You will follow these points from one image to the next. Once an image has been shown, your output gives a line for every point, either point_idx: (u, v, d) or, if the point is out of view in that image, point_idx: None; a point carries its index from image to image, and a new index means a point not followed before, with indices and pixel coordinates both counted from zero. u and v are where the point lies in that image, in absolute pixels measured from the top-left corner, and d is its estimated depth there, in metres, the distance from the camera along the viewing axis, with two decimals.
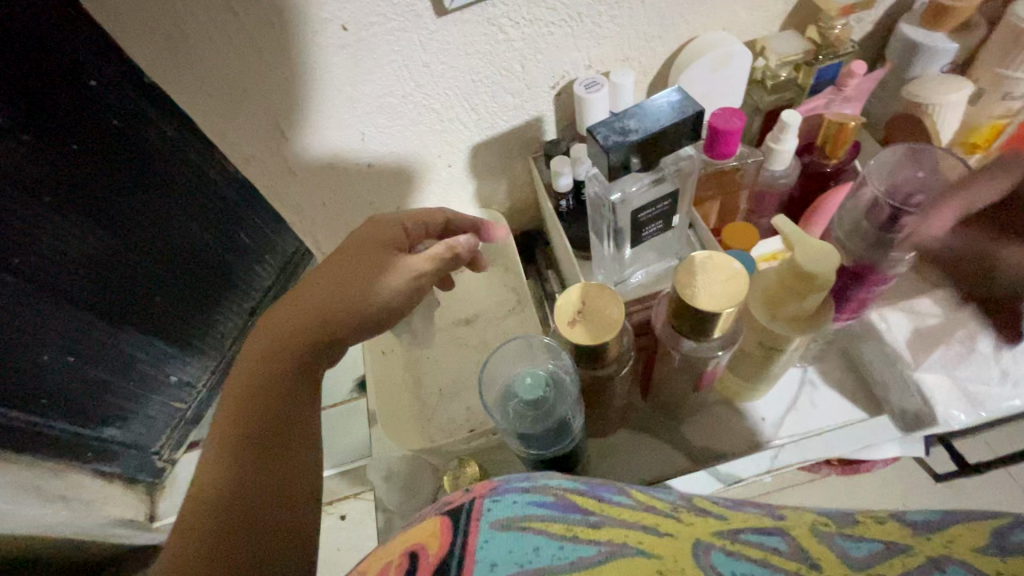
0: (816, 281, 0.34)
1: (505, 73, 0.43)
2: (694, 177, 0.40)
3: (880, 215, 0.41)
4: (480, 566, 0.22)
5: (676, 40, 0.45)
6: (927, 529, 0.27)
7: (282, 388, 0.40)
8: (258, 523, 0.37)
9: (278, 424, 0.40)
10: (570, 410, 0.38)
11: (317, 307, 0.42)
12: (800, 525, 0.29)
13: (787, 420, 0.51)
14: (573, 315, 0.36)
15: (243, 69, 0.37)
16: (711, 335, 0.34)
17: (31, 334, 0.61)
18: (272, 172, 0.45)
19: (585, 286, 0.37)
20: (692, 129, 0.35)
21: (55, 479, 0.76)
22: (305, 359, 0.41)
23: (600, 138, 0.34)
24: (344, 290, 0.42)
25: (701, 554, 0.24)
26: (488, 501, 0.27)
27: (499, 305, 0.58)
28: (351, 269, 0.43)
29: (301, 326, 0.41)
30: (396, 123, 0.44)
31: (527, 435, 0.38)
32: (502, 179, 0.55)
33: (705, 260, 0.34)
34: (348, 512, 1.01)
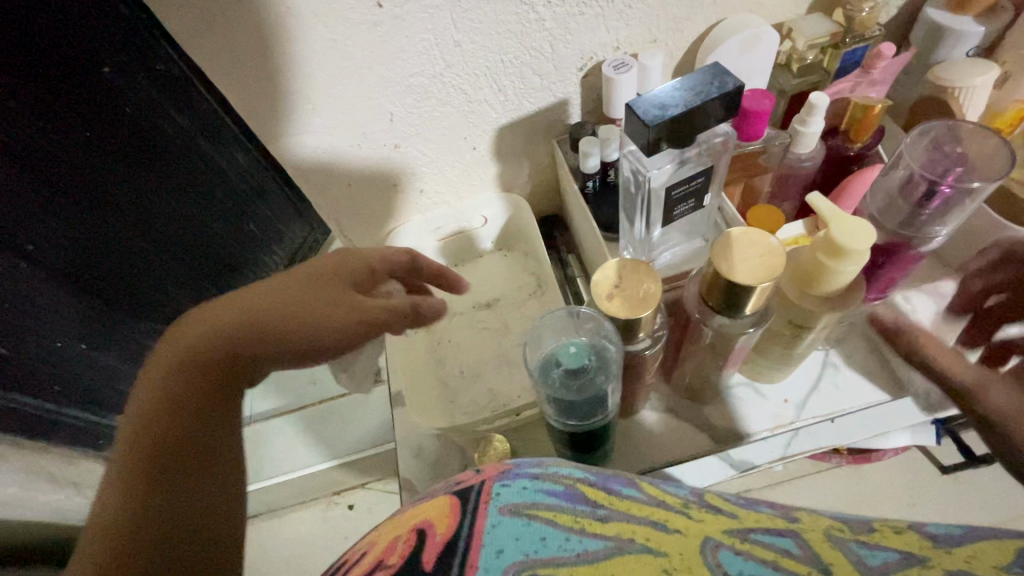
0: (852, 257, 0.36)
1: (534, 53, 0.44)
2: (728, 155, 0.40)
3: (916, 193, 0.42)
4: (486, 553, 0.23)
5: (703, 22, 0.45)
6: (945, 539, 0.27)
7: (215, 393, 0.40)
8: (182, 496, 0.38)
9: (202, 430, 0.39)
10: (613, 380, 0.38)
11: (263, 323, 0.41)
12: (814, 530, 0.29)
13: (810, 402, 0.51)
14: (610, 289, 0.37)
15: (280, 43, 0.39)
16: (744, 310, 0.35)
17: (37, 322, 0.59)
18: (301, 149, 0.46)
19: (622, 262, 0.38)
20: (731, 103, 0.35)
21: (66, 467, 0.73)
22: (249, 355, 0.42)
23: (641, 113, 0.34)
24: (296, 312, 0.42)
25: (709, 553, 0.24)
26: (498, 485, 0.27)
27: (519, 290, 0.59)
28: (299, 289, 0.43)
29: (233, 336, 0.41)
30: (424, 104, 0.46)
31: (569, 403, 0.38)
32: (525, 162, 0.55)
33: (741, 235, 0.35)
34: (355, 502, 1.03)
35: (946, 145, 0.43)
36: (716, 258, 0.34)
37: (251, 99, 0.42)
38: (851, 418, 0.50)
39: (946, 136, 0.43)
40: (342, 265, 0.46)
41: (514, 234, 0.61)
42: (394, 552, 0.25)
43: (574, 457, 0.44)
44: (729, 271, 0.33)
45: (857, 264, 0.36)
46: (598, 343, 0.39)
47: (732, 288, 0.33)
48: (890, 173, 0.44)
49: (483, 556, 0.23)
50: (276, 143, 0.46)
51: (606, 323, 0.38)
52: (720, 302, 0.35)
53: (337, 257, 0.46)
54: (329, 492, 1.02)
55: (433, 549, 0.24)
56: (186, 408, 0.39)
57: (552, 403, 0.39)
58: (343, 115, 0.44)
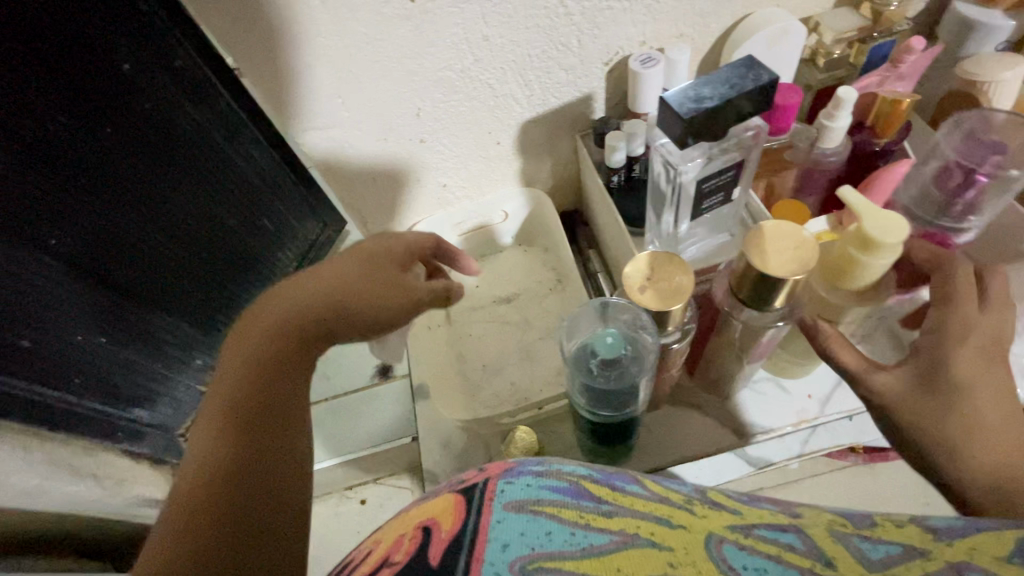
0: (884, 251, 0.37)
1: (561, 48, 0.44)
2: (758, 149, 0.41)
3: (953, 180, 0.44)
4: (492, 547, 0.23)
5: (730, 16, 0.45)
6: (949, 533, 0.26)
7: (277, 378, 0.39)
8: (259, 484, 0.37)
9: (266, 418, 0.39)
10: (648, 372, 0.39)
11: (322, 302, 0.41)
12: (818, 524, 0.29)
13: (835, 397, 0.51)
14: (642, 283, 0.37)
15: (316, 34, 0.39)
16: (772, 305, 0.36)
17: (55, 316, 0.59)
18: (330, 141, 0.47)
19: (654, 254, 0.38)
20: (765, 97, 0.35)
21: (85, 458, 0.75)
22: (309, 339, 0.41)
23: (676, 105, 0.34)
24: (352, 293, 0.42)
25: (713, 548, 0.25)
26: (503, 481, 0.28)
27: (540, 284, 0.60)
28: (352, 272, 0.43)
29: (293, 317, 0.40)
30: (451, 97, 0.46)
31: (604, 392, 0.39)
32: (547, 157, 0.56)
33: (775, 228, 0.36)
34: (367, 496, 1.03)
35: (982, 134, 0.44)
36: (752, 250, 0.35)
37: (280, 94, 0.42)
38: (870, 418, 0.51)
39: (982, 126, 0.44)
40: (388, 248, 0.45)
41: (535, 228, 0.62)
42: (398, 552, 0.25)
43: (599, 442, 0.45)
44: (762, 263, 0.34)
45: (893, 255, 0.37)
46: (632, 333, 0.40)
47: (765, 280, 0.34)
48: (925, 163, 0.46)
49: (488, 550, 0.23)
50: (303, 134, 0.46)
51: (642, 315, 0.38)
52: (750, 295, 0.36)
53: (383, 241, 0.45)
54: (342, 485, 1.03)
55: (439, 545, 0.24)
56: (251, 393, 0.38)
57: (587, 392, 0.40)
58: (372, 109, 0.45)
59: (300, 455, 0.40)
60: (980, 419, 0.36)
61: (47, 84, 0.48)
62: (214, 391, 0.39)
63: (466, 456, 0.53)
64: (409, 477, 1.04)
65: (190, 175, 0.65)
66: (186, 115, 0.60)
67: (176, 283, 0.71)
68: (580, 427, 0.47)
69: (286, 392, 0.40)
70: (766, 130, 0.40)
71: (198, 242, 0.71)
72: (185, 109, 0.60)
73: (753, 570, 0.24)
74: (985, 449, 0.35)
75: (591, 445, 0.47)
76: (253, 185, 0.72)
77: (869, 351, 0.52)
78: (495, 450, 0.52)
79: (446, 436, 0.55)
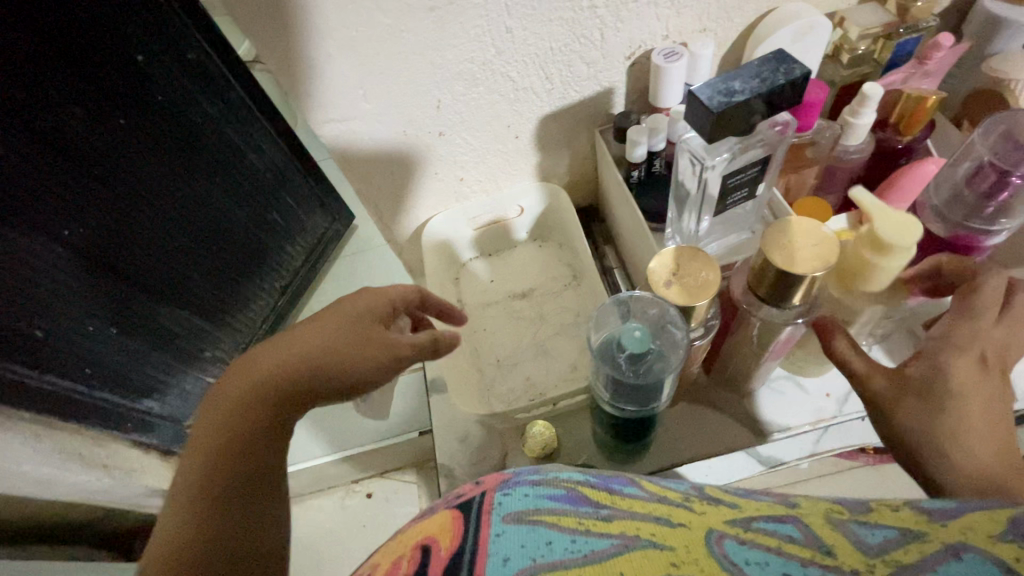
0: (895, 252, 0.37)
1: (584, 41, 0.44)
2: (786, 145, 0.40)
3: (985, 182, 0.42)
4: (492, 562, 0.23)
5: (755, 11, 0.45)
6: (943, 516, 0.27)
7: (258, 438, 0.39)
8: (242, 541, 0.38)
9: (246, 482, 0.39)
10: (675, 365, 0.38)
11: (305, 368, 0.39)
12: (814, 512, 0.29)
13: (852, 397, 0.51)
14: (668, 277, 0.37)
15: (342, 25, 0.38)
16: (795, 300, 0.36)
17: (65, 302, 0.65)
18: (350, 134, 0.46)
19: (679, 249, 0.38)
20: (796, 91, 0.35)
21: (97, 450, 0.75)
22: (295, 403, 0.39)
23: (704, 98, 0.34)
24: (333, 354, 0.40)
25: (714, 544, 0.25)
26: (499, 494, 0.28)
27: (555, 280, 0.60)
28: (335, 331, 0.41)
29: (277, 378, 0.39)
30: (472, 90, 0.46)
31: (630, 386, 0.39)
32: (565, 152, 0.56)
33: (801, 224, 0.36)
34: (374, 490, 1.04)
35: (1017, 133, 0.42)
36: (772, 247, 0.35)
37: (302, 86, 0.42)
38: None
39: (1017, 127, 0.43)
40: (372, 304, 0.43)
41: (551, 224, 0.62)
42: (398, 573, 0.25)
43: (618, 435, 0.45)
44: (786, 263, 0.34)
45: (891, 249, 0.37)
46: (659, 324, 0.39)
47: (786, 278, 0.34)
48: (957, 164, 0.44)
49: (489, 565, 0.23)
50: (324, 127, 0.46)
51: (669, 308, 0.37)
52: (769, 292, 0.37)
53: (368, 295, 0.44)
54: (348, 479, 1.04)
55: (439, 563, 0.24)
56: (230, 457, 0.38)
57: (613, 384, 0.40)
58: (395, 101, 0.45)
59: (279, 510, 0.41)
60: (963, 423, 0.36)
61: (74, 80, 0.56)
62: (179, 475, 0.39)
63: (482, 451, 0.54)
64: (415, 471, 1.05)
65: (197, 177, 0.74)
66: (201, 114, 0.69)
67: (186, 277, 0.80)
68: (600, 421, 0.47)
69: (269, 452, 0.39)
70: (794, 125, 0.40)
71: (207, 241, 0.80)
72: (200, 105, 0.68)
73: (754, 564, 0.24)
74: (969, 452, 0.35)
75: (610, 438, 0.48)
76: (253, 178, 0.81)
77: (887, 350, 0.52)
78: (509, 445, 0.53)
79: (461, 432, 0.55)
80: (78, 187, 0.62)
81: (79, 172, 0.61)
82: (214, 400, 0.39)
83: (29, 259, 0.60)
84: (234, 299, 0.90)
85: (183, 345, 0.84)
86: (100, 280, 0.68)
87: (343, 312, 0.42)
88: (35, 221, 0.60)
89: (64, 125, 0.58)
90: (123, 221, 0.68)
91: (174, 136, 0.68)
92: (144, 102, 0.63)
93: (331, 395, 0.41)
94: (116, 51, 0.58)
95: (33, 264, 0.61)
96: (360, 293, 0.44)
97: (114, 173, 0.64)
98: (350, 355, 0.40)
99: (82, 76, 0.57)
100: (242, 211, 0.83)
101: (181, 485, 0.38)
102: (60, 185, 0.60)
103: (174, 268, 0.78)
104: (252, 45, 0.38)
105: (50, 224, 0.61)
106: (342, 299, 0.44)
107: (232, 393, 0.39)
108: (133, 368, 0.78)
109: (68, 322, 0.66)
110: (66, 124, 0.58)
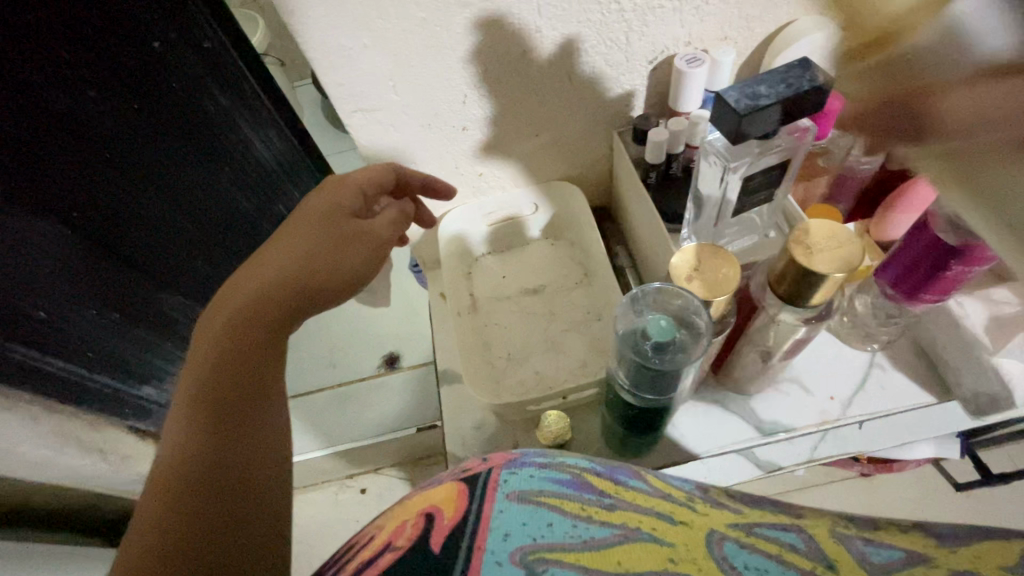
0: None
1: (610, 43, 0.46)
2: (804, 151, 0.42)
3: None
4: (493, 537, 0.25)
5: (775, 23, 0.47)
6: (953, 540, 0.28)
7: (250, 350, 0.42)
8: (246, 452, 0.40)
9: (244, 389, 0.42)
10: (697, 358, 0.39)
11: (284, 271, 0.45)
12: (819, 524, 0.30)
13: (856, 400, 0.52)
14: (689, 273, 0.40)
15: (376, 13, 0.40)
16: (808, 302, 0.38)
17: (60, 276, 0.64)
18: (376, 122, 0.49)
19: (700, 248, 0.41)
20: (819, 98, 0.36)
21: (93, 434, 0.76)
22: (285, 311, 0.44)
23: (732, 102, 0.36)
24: (313, 250, 0.46)
25: (713, 545, 0.26)
26: (505, 472, 0.29)
27: (567, 278, 0.61)
28: (310, 234, 0.46)
29: (261, 292, 0.44)
30: (498, 86, 0.48)
31: (650, 374, 0.40)
32: (583, 150, 0.58)
33: (824, 230, 0.37)
34: (368, 485, 1.04)
35: None
36: (802, 256, 0.36)
37: (334, 73, 0.43)
38: (892, 420, 0.51)
39: None
40: (333, 199, 0.48)
41: (564, 223, 0.63)
42: (400, 536, 0.26)
43: (628, 424, 0.46)
44: (807, 262, 0.36)
45: None
46: (684, 316, 0.40)
47: (809, 277, 0.36)
48: None
49: (489, 538, 0.25)
50: (352, 113, 0.47)
51: (691, 295, 0.39)
52: (788, 291, 0.38)
53: (327, 193, 0.49)
54: (343, 474, 1.03)
55: (440, 534, 0.25)
56: (227, 377, 0.41)
57: (635, 372, 0.41)
58: (419, 94, 0.47)
59: (283, 426, 0.44)
60: None
61: (88, 61, 0.56)
62: (171, 416, 0.41)
63: (494, 441, 0.55)
64: (410, 467, 1.04)
65: (204, 160, 0.74)
66: (213, 105, 0.68)
67: (189, 260, 0.81)
68: (611, 411, 0.48)
69: (260, 363, 0.43)
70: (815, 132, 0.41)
71: (211, 223, 0.81)
72: (213, 99, 0.67)
73: (753, 569, 0.25)
74: None
75: (619, 432, 0.49)
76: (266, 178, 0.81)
77: (891, 356, 0.54)
78: (520, 437, 0.54)
79: (473, 423, 0.56)
80: (84, 163, 0.62)
81: (84, 151, 0.61)
82: (199, 341, 0.43)
83: (33, 235, 0.60)
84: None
85: (184, 332, 0.84)
86: (99, 254, 0.68)
87: (308, 215, 0.47)
88: (43, 200, 0.59)
89: (73, 106, 0.57)
90: (128, 200, 0.68)
91: (183, 122, 0.68)
92: (158, 90, 0.63)
93: (322, 296, 0.46)
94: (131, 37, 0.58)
95: (37, 239, 0.60)
96: (324, 192, 0.49)
97: (122, 150, 0.64)
98: (328, 258, 0.46)
99: (100, 60, 0.57)
100: (250, 200, 0.83)
101: (174, 425, 0.40)
102: (68, 162, 0.60)
103: (178, 246, 0.78)
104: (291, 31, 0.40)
105: (57, 200, 0.61)
106: (302, 207, 0.49)
107: (217, 318, 0.43)
108: (130, 353, 0.78)
109: (67, 302, 0.66)
110: (77, 104, 0.58)
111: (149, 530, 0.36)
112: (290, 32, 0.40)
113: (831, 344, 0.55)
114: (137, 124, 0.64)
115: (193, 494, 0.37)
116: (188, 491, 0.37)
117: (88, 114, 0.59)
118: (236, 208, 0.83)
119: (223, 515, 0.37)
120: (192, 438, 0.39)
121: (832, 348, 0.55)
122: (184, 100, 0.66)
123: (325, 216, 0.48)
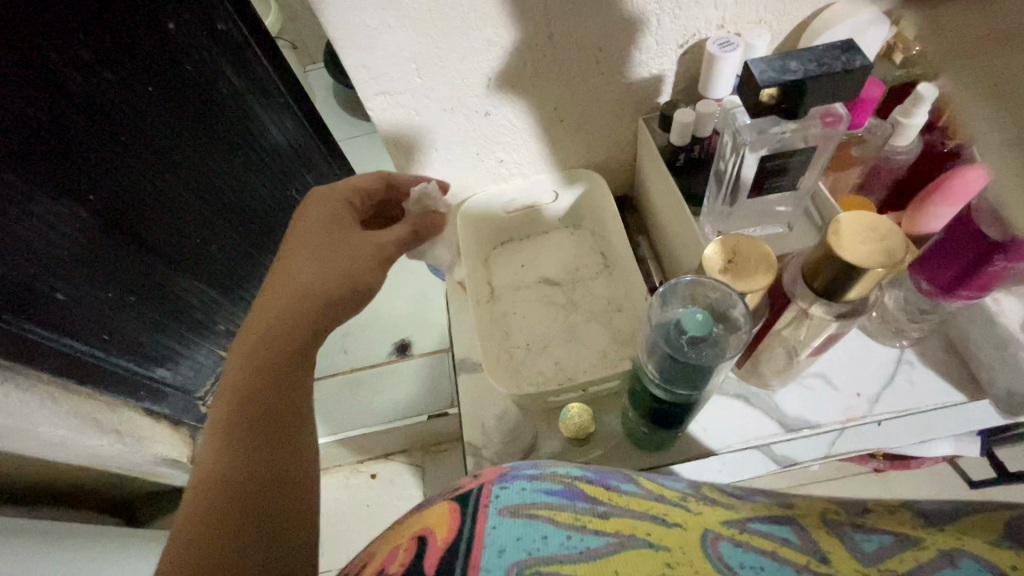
0: None
1: (643, 25, 0.47)
2: (825, 143, 0.45)
3: None
4: (488, 552, 0.24)
5: (808, 11, 0.50)
6: (942, 518, 0.27)
7: (279, 369, 0.45)
8: (280, 463, 0.42)
9: (277, 406, 0.44)
10: (730, 358, 0.38)
11: (302, 289, 0.47)
12: (811, 513, 0.29)
13: (882, 398, 0.51)
14: (722, 266, 0.41)
15: None
16: (844, 297, 0.39)
17: (78, 262, 0.63)
18: (405, 104, 0.50)
19: (736, 239, 0.42)
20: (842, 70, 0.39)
21: (110, 415, 0.75)
22: (320, 331, 0.47)
23: (756, 70, 0.41)
24: (323, 267, 0.48)
25: (709, 545, 0.26)
26: (498, 487, 0.29)
27: (586, 268, 0.61)
28: (316, 254, 0.49)
29: (282, 312, 0.47)
30: (520, 70, 0.49)
31: (683, 370, 0.39)
32: (608, 137, 0.59)
33: (852, 225, 0.38)
34: (378, 471, 1.03)
35: None
36: (831, 246, 0.37)
37: (365, 55, 0.45)
38: (920, 417, 0.50)
39: None
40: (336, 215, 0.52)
41: (581, 213, 0.64)
42: (395, 561, 0.26)
43: (654, 422, 0.46)
44: (836, 245, 0.37)
45: None
46: (720, 314, 0.40)
47: (844, 273, 0.37)
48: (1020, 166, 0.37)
49: (485, 556, 0.24)
50: (378, 95, 0.49)
51: (737, 296, 0.39)
52: (823, 285, 0.39)
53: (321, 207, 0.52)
54: (353, 459, 1.03)
55: (435, 553, 0.25)
56: (255, 398, 0.44)
57: (659, 367, 0.41)
58: (441, 77, 0.48)
59: (309, 438, 0.46)
60: None
61: (105, 40, 0.56)
62: (210, 425, 0.44)
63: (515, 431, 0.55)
64: (421, 455, 1.04)
65: (217, 149, 0.75)
66: (226, 85, 0.71)
67: (206, 248, 0.81)
68: (636, 406, 0.48)
69: (286, 380, 0.45)
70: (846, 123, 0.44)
71: (225, 211, 0.81)
72: (223, 74, 0.70)
73: (749, 567, 0.24)
74: None
75: (641, 427, 0.49)
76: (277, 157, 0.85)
77: (920, 353, 0.53)
78: (540, 429, 0.54)
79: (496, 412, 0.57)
80: (105, 148, 0.61)
81: (104, 134, 0.60)
82: (232, 361, 0.46)
83: (51, 221, 0.59)
84: (252, 274, 0.92)
85: (197, 317, 0.84)
86: (118, 241, 0.67)
87: (314, 230, 0.50)
88: (68, 187, 0.59)
89: (89, 89, 0.57)
90: (146, 187, 0.68)
91: (197, 104, 0.69)
92: (171, 69, 0.64)
93: (343, 310, 0.49)
94: (149, 15, 0.59)
95: (54, 226, 0.59)
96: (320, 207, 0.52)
97: (138, 137, 0.64)
98: (337, 269, 0.49)
99: (115, 42, 0.57)
100: (260, 184, 0.85)
101: (213, 438, 0.43)
102: (86, 146, 0.59)
103: (200, 237, 0.79)
104: (328, 14, 0.41)
105: (75, 185, 0.60)
106: (302, 221, 0.51)
107: (243, 342, 0.46)
108: (145, 336, 0.77)
109: (86, 287, 0.65)
110: (94, 87, 0.57)
111: (187, 539, 0.38)
112: (328, 15, 0.42)
113: (858, 339, 0.54)
114: (151, 108, 0.64)
115: (232, 503, 0.40)
116: (227, 503, 0.40)
117: (108, 103, 0.59)
118: (246, 194, 0.84)
119: (261, 528, 0.39)
120: (226, 449, 0.42)
121: (859, 344, 0.54)
122: (198, 83, 0.67)
123: (326, 233, 0.50)
